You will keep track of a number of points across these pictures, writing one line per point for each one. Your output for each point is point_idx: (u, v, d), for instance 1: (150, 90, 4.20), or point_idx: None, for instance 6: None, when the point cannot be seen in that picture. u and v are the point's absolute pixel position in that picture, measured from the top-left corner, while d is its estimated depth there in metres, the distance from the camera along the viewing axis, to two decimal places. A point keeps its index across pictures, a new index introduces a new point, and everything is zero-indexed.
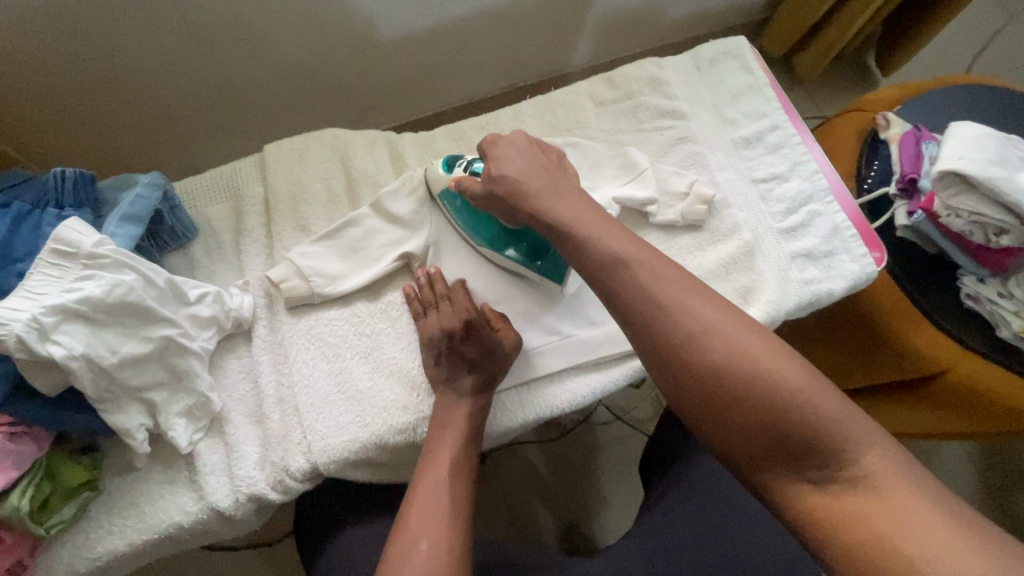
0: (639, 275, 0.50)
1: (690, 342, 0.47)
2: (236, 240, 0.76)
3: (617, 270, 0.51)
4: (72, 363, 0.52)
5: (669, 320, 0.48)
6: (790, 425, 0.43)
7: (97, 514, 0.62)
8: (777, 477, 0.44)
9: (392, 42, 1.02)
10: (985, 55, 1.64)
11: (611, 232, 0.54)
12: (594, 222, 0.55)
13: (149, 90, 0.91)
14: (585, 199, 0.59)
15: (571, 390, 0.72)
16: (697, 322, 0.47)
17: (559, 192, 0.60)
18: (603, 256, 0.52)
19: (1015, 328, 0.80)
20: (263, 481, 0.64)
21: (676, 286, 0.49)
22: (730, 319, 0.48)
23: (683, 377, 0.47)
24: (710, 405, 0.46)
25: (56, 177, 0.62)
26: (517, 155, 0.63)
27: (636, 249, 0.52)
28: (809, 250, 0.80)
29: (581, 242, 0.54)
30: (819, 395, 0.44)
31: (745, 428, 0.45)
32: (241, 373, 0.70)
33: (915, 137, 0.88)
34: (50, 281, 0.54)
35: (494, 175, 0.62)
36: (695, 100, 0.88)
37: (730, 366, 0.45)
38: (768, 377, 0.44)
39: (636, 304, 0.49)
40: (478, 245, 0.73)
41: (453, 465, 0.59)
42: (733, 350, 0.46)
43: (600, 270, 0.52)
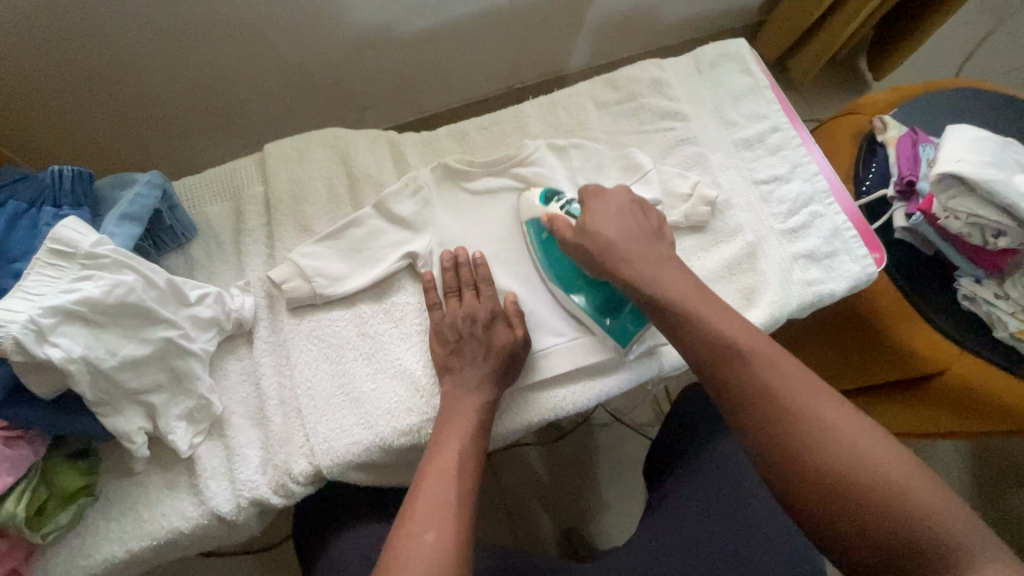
0: (747, 360, 0.52)
1: (811, 445, 0.48)
2: (236, 240, 0.75)
3: (734, 362, 0.53)
4: (71, 366, 0.51)
5: (777, 407, 0.50)
6: (917, 542, 0.43)
7: (94, 519, 0.60)
8: None
9: (392, 41, 1.01)
10: (974, 60, 1.67)
11: (725, 319, 0.56)
12: (697, 301, 0.59)
13: (145, 89, 0.89)
14: (685, 274, 0.63)
15: (577, 392, 0.72)
16: (819, 424, 0.48)
17: (655, 259, 0.64)
18: (718, 344, 0.54)
19: (1012, 328, 0.81)
20: (265, 484, 0.63)
21: (795, 382, 0.51)
22: (852, 422, 0.49)
23: (803, 481, 0.47)
24: (819, 499, 0.47)
25: (52, 175, 0.61)
26: (615, 217, 0.68)
27: (751, 338, 0.54)
28: (810, 251, 0.81)
29: (682, 318, 0.57)
30: (951, 514, 0.44)
31: (858, 528, 0.45)
32: (242, 375, 0.69)
33: (912, 140, 0.89)
34: (47, 282, 0.53)
35: (588, 229, 0.67)
36: (696, 102, 0.88)
37: (854, 474, 0.46)
38: (881, 477, 0.45)
39: (754, 400, 0.51)
40: (549, 283, 0.74)
41: (462, 456, 0.57)
42: (844, 446, 0.47)
43: (716, 360, 0.54)
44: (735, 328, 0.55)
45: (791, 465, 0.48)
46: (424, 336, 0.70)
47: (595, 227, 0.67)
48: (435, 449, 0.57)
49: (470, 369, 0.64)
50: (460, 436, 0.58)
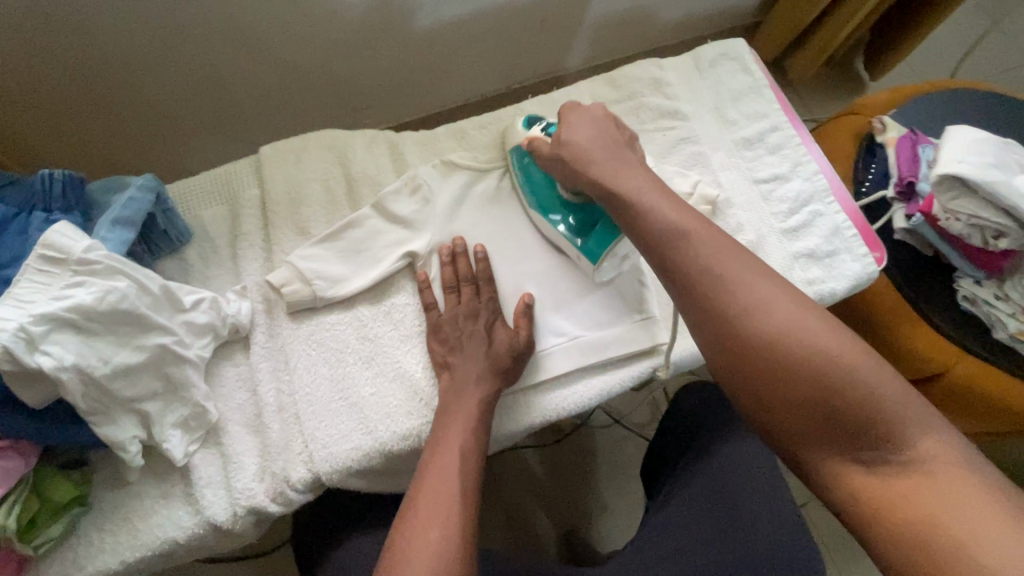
0: (697, 245, 0.52)
1: (743, 318, 0.48)
2: (232, 243, 0.74)
3: (675, 244, 0.53)
4: (62, 375, 0.50)
5: (722, 288, 0.49)
6: (837, 402, 0.44)
7: (87, 530, 0.59)
8: (822, 454, 0.45)
9: (389, 42, 1.00)
10: (970, 60, 1.67)
11: (671, 207, 0.56)
12: (655, 196, 0.58)
13: (136, 89, 0.88)
14: (644, 173, 0.62)
15: (579, 391, 0.71)
16: (755, 298, 0.48)
17: (620, 164, 0.63)
18: (662, 229, 0.54)
19: (1012, 329, 0.81)
20: (262, 492, 0.62)
21: (734, 260, 0.51)
22: (787, 296, 0.49)
23: (735, 352, 0.48)
24: (755, 373, 0.47)
25: (43, 179, 0.59)
26: (585, 125, 0.67)
27: (696, 223, 0.54)
28: (812, 250, 0.80)
29: (640, 212, 0.57)
30: (878, 378, 0.44)
31: (790, 398, 0.46)
32: (238, 381, 0.67)
33: (912, 140, 0.89)
34: (38, 288, 0.52)
35: (562, 139, 0.66)
36: (696, 101, 0.88)
37: (784, 342, 0.46)
38: (818, 347, 0.46)
39: (690, 277, 0.51)
40: (527, 206, 0.76)
41: (462, 454, 0.56)
42: (783, 319, 0.47)
43: (664, 246, 0.54)
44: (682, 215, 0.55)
45: (724, 338, 0.48)
46: (424, 338, 0.70)
47: (564, 137, 0.66)
48: (433, 449, 0.57)
49: (471, 371, 0.63)
50: (460, 435, 0.58)
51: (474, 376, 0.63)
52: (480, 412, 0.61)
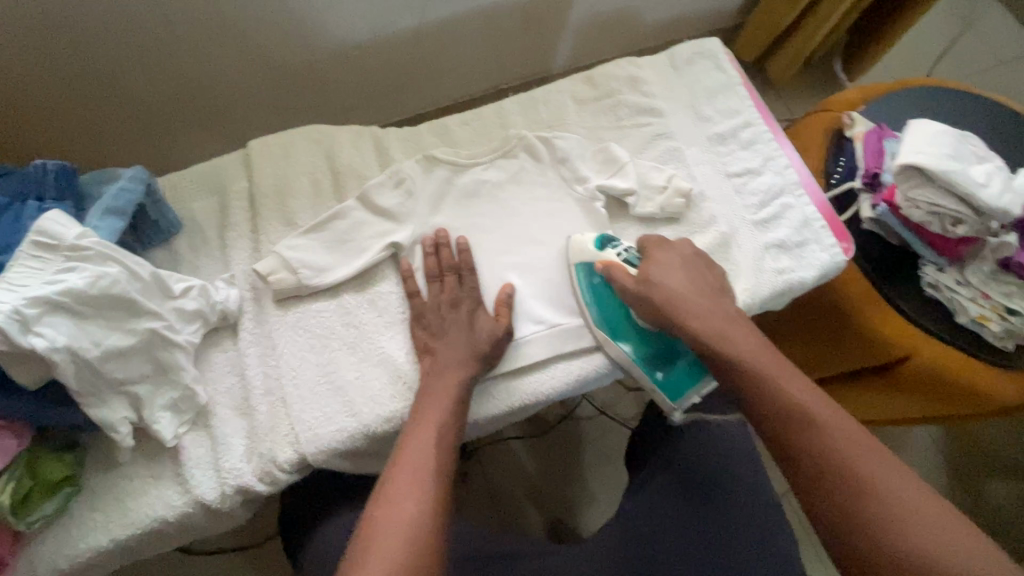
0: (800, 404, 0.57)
1: (877, 517, 0.49)
2: (221, 234, 0.76)
3: (798, 427, 0.56)
4: (54, 355, 0.52)
5: (822, 444, 0.54)
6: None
7: (79, 509, 0.61)
8: None
9: (376, 42, 1.03)
10: (944, 62, 1.72)
11: (793, 384, 0.60)
12: (758, 351, 0.63)
13: (127, 87, 0.90)
14: (756, 337, 0.65)
15: (557, 377, 0.74)
16: (884, 492, 0.50)
17: (716, 312, 0.68)
18: (786, 410, 0.57)
19: (972, 313, 0.85)
20: (250, 472, 0.64)
21: (865, 450, 0.53)
22: (923, 497, 0.50)
23: (869, 553, 0.49)
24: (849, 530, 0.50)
25: (36, 169, 0.61)
26: (677, 269, 0.71)
27: (802, 387, 0.60)
28: (782, 239, 0.84)
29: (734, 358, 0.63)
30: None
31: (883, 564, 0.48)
32: (227, 366, 0.69)
33: (878, 134, 0.93)
34: (32, 273, 0.54)
35: (649, 277, 0.71)
36: (672, 98, 0.91)
37: (923, 548, 0.47)
38: (914, 523, 0.48)
39: (819, 464, 0.54)
40: (593, 326, 0.75)
41: (426, 448, 0.56)
42: (883, 486, 0.51)
43: (763, 397, 0.59)
44: (805, 394, 0.59)
45: (856, 534, 0.50)
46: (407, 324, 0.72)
47: (663, 280, 0.70)
48: (400, 447, 0.57)
49: (443, 378, 0.64)
50: (426, 433, 0.58)
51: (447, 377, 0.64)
52: (450, 411, 0.61)
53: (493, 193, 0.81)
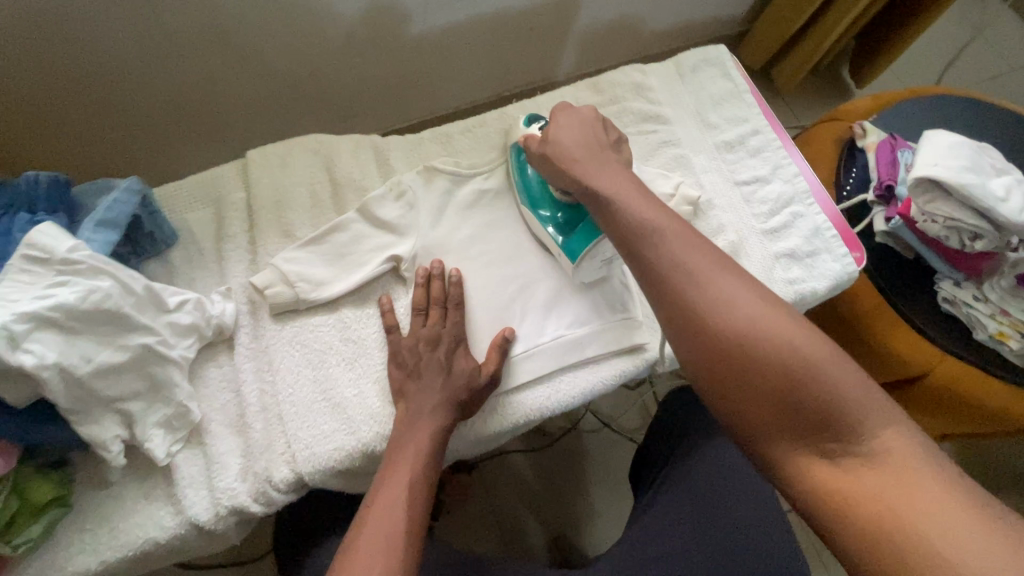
0: (664, 237, 0.54)
1: (705, 310, 0.49)
2: (217, 246, 0.74)
3: (642, 235, 0.55)
4: (43, 372, 0.50)
5: (685, 275, 0.51)
6: (797, 389, 0.46)
7: (67, 531, 0.59)
8: (789, 451, 0.46)
9: (377, 49, 1.02)
10: (955, 68, 1.70)
11: (643, 202, 0.58)
12: (627, 190, 0.60)
13: (125, 95, 0.89)
14: (620, 168, 0.64)
15: (563, 387, 0.73)
16: (718, 288, 0.50)
17: (594, 156, 0.65)
18: (632, 225, 0.56)
19: (991, 330, 0.82)
20: (244, 492, 0.62)
21: (701, 251, 0.53)
22: (752, 289, 0.50)
23: (702, 346, 0.49)
24: (715, 360, 0.48)
25: (27, 180, 0.59)
26: (565, 120, 0.68)
27: (663, 216, 0.56)
28: (792, 251, 0.82)
29: (605, 203, 0.60)
30: (839, 372, 0.46)
31: (752, 386, 0.47)
32: (222, 382, 0.67)
33: (891, 145, 0.91)
34: (21, 288, 0.52)
35: (544, 136, 0.68)
36: (678, 106, 0.89)
37: (745, 330, 0.48)
38: (775, 336, 0.47)
39: (660, 269, 0.52)
40: (518, 201, 0.78)
41: (371, 558, 0.49)
42: (742, 306, 0.49)
43: (629, 236, 0.56)
44: (652, 211, 0.57)
45: (706, 352, 0.49)
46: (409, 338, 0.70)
47: (548, 134, 0.68)
48: (345, 551, 0.51)
49: (401, 466, 0.58)
50: (372, 533, 0.51)
51: (411, 460, 0.59)
52: (408, 507, 0.54)
53: (495, 203, 0.79)
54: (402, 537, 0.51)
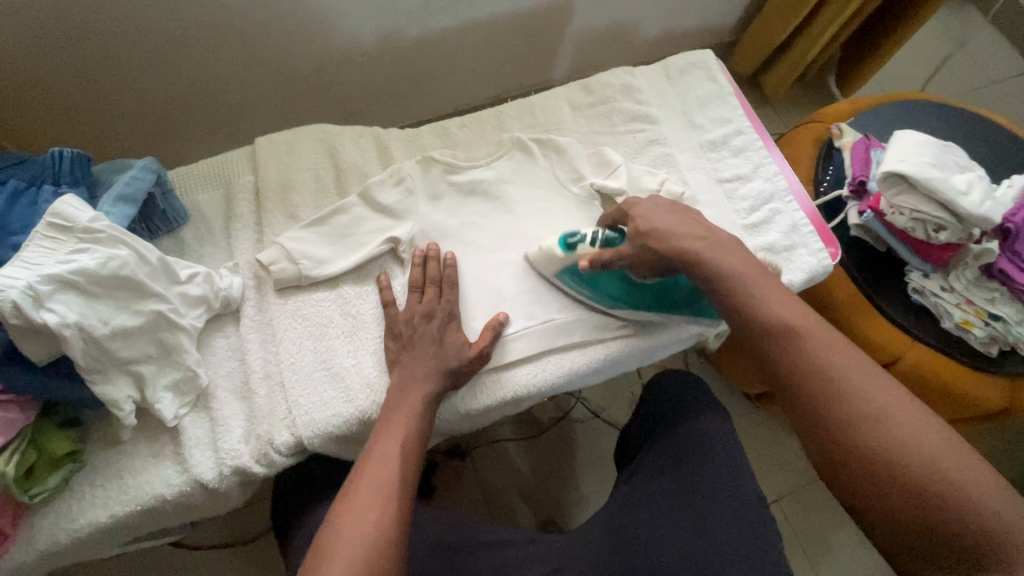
0: (805, 342, 0.54)
1: (848, 418, 0.50)
2: (226, 226, 0.79)
3: (777, 336, 0.55)
4: (65, 330, 0.54)
5: (824, 381, 0.52)
6: (941, 509, 0.45)
7: (79, 485, 0.63)
8: (933, 572, 0.45)
9: (381, 49, 1.07)
10: (938, 79, 1.76)
11: (772, 295, 0.58)
12: (762, 285, 0.60)
13: (139, 86, 0.94)
14: (743, 253, 0.64)
15: (550, 368, 0.77)
16: (859, 395, 0.50)
17: (716, 243, 0.65)
18: (762, 323, 0.57)
19: (956, 318, 0.87)
20: (247, 454, 0.66)
21: (845, 357, 0.53)
22: (905, 404, 0.50)
23: (841, 457, 0.50)
24: (858, 471, 0.49)
25: (53, 156, 0.64)
26: (663, 211, 0.70)
27: (800, 317, 0.56)
28: (771, 243, 0.86)
29: (734, 297, 0.60)
30: (1001, 499, 0.44)
31: (894, 499, 0.47)
32: (228, 351, 0.72)
33: (865, 145, 0.96)
34: (45, 252, 0.56)
35: (642, 229, 0.69)
36: (665, 106, 0.94)
37: (891, 444, 0.48)
38: (924, 454, 0.47)
39: (800, 374, 0.53)
40: (613, 309, 0.79)
41: (366, 502, 0.53)
42: (896, 424, 0.48)
43: (765, 338, 0.56)
44: (787, 309, 0.57)
45: (845, 458, 0.49)
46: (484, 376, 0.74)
47: (650, 216, 0.69)
48: (343, 494, 0.55)
49: (393, 431, 0.61)
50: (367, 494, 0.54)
51: (403, 423, 0.62)
52: (402, 458, 0.58)
53: (491, 191, 0.84)
54: (395, 483, 0.55)
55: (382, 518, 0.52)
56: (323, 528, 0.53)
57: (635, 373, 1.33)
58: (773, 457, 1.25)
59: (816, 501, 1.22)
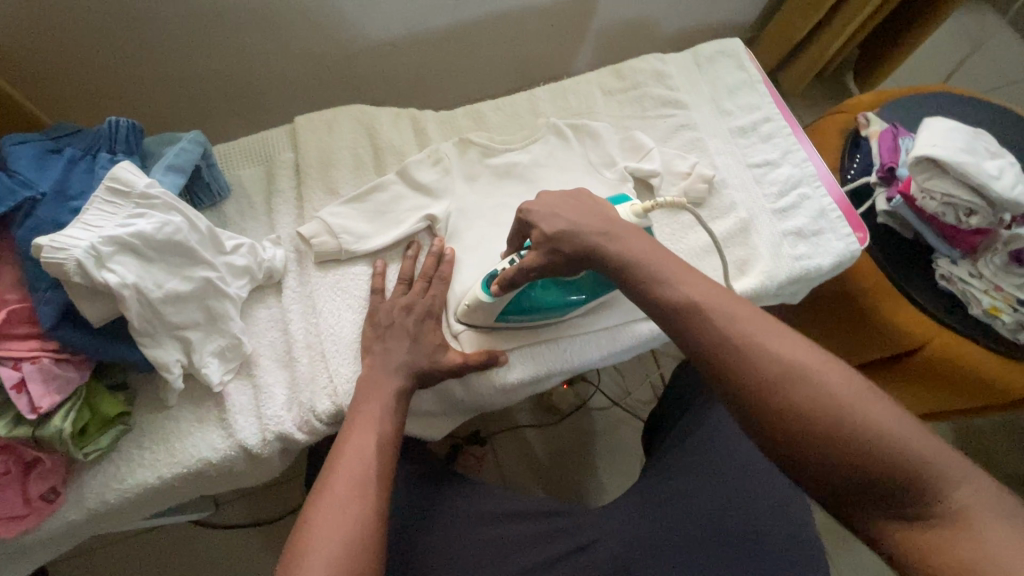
0: (710, 313, 0.49)
1: (763, 377, 0.45)
2: (266, 201, 0.80)
3: (681, 314, 0.50)
4: (123, 290, 0.55)
5: (733, 348, 0.47)
6: (867, 452, 0.42)
7: (128, 447, 0.64)
8: (871, 518, 0.42)
9: (412, 39, 1.09)
10: (957, 79, 1.77)
11: (674, 269, 0.54)
12: (655, 256, 0.56)
13: (179, 68, 0.96)
14: (641, 234, 0.59)
15: (544, 356, 0.76)
16: (768, 354, 0.46)
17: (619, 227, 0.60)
18: (667, 299, 0.52)
19: (984, 304, 0.87)
20: (289, 420, 0.68)
21: (753, 327, 0.48)
22: (806, 352, 0.47)
23: (766, 423, 0.45)
24: (785, 432, 0.44)
25: (110, 125, 0.66)
26: (563, 204, 0.62)
27: (700, 288, 0.52)
28: (799, 228, 0.87)
29: (643, 273, 0.55)
30: (919, 436, 0.42)
31: (823, 453, 0.43)
32: (270, 322, 0.73)
33: (893, 133, 0.97)
34: (105, 216, 0.58)
35: (549, 235, 0.61)
36: (694, 92, 0.96)
37: (806, 396, 0.44)
38: (843, 398, 0.44)
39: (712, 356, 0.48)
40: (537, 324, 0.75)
41: (342, 500, 0.55)
42: (808, 376, 0.45)
43: (673, 313, 0.51)
44: (692, 286, 0.52)
45: (769, 423, 0.45)
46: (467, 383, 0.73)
47: (550, 214, 0.62)
48: (317, 493, 0.56)
49: (366, 421, 0.61)
50: (343, 486, 0.55)
51: (376, 414, 0.62)
52: (379, 452, 0.59)
53: (525, 173, 0.85)
54: (374, 479, 0.57)
55: (364, 513, 0.54)
56: (300, 522, 0.54)
57: (654, 363, 1.34)
58: None
59: None
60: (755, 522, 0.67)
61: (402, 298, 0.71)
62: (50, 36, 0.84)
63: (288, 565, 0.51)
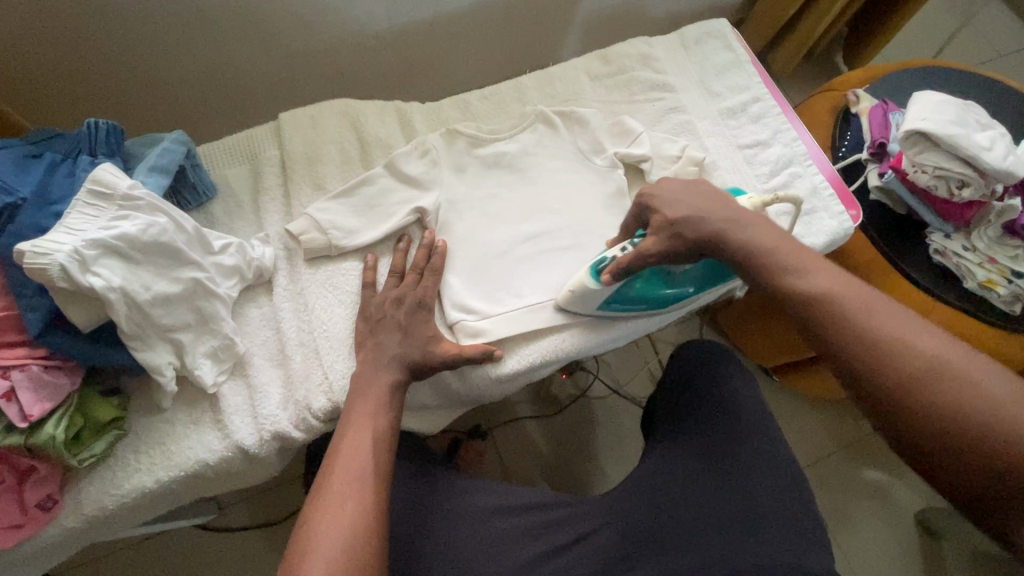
0: (845, 308, 0.53)
1: (905, 373, 0.49)
2: (254, 199, 0.80)
3: (815, 306, 0.54)
4: (110, 294, 0.55)
5: (875, 343, 0.50)
6: (1004, 457, 0.44)
7: (124, 452, 0.64)
8: (1009, 516, 0.45)
9: (395, 32, 1.07)
10: (946, 53, 1.76)
11: (810, 266, 0.57)
12: (797, 252, 0.59)
13: (158, 70, 0.95)
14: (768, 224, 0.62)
15: (552, 349, 0.75)
16: (914, 353, 0.49)
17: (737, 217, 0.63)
18: (800, 293, 0.55)
19: (979, 278, 0.88)
20: (286, 419, 0.67)
21: (892, 321, 0.51)
22: (954, 356, 0.49)
23: (897, 417, 0.49)
24: (916, 427, 0.48)
25: (89, 127, 0.65)
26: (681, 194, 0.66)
27: (837, 283, 0.55)
28: (792, 208, 0.86)
29: (771, 269, 0.58)
30: None
31: (955, 453, 0.46)
32: (262, 321, 0.73)
33: (883, 109, 0.96)
34: (87, 219, 0.57)
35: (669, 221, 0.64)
36: (682, 75, 0.95)
37: (941, 398, 0.47)
38: (986, 403, 0.46)
39: (844, 341, 0.51)
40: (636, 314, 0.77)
41: (341, 496, 0.54)
42: (952, 378, 0.47)
43: (807, 307, 0.55)
44: (826, 277, 0.55)
45: (902, 418, 0.48)
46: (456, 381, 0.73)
47: (673, 202, 0.65)
48: (314, 491, 0.56)
49: (362, 415, 0.61)
50: (342, 481, 0.55)
51: (371, 408, 0.62)
52: (376, 447, 0.59)
53: (514, 162, 0.84)
54: (372, 474, 0.57)
55: (356, 512, 0.53)
56: (300, 520, 0.54)
57: (651, 349, 1.34)
58: (794, 430, 1.25)
59: (838, 473, 1.22)
60: (757, 505, 0.66)
61: (393, 291, 0.71)
62: (29, 40, 0.83)
63: (288, 565, 0.51)
